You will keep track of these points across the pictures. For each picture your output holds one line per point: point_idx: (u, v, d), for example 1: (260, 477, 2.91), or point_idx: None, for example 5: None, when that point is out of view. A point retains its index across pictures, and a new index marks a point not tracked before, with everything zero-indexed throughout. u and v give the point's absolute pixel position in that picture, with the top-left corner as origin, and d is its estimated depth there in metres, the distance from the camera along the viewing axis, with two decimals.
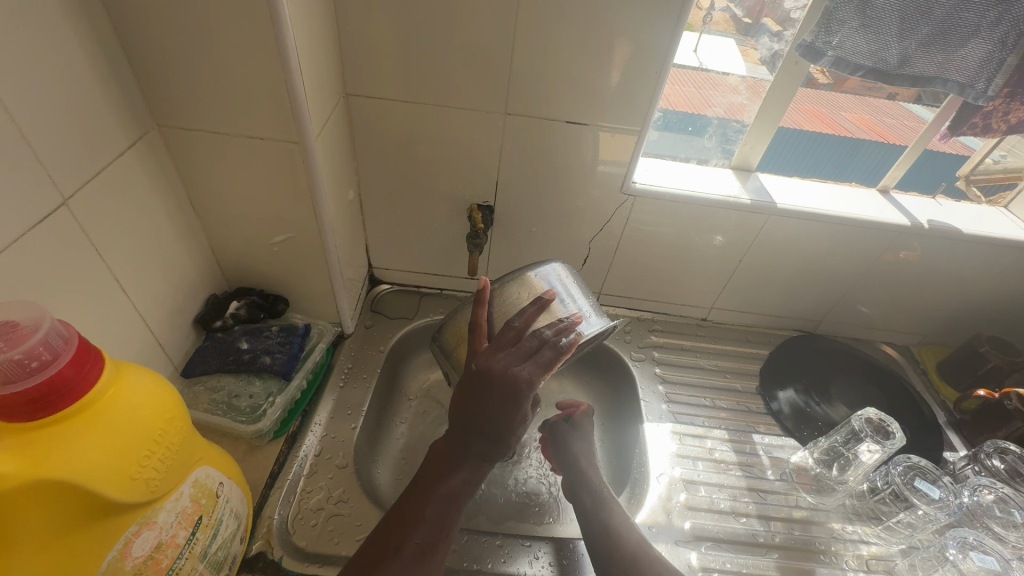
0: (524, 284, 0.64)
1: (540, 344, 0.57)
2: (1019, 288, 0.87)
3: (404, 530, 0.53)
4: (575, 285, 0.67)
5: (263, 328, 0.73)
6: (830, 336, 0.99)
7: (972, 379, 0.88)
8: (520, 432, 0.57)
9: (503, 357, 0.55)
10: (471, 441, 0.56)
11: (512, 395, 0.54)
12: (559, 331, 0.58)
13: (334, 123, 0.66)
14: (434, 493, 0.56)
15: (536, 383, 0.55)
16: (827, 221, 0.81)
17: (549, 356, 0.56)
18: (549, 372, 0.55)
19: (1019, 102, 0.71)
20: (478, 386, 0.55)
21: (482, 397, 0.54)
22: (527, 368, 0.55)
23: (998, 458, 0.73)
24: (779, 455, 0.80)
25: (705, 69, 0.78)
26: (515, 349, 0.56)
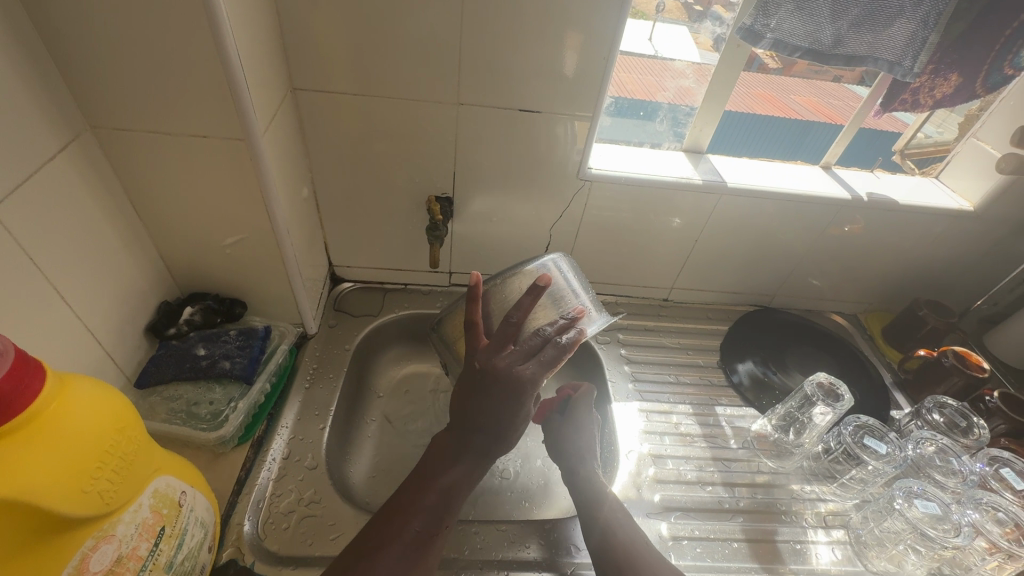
0: (522, 279, 0.69)
1: (543, 341, 0.56)
2: (952, 253, 0.93)
3: (403, 518, 0.53)
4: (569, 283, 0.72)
5: (220, 332, 0.71)
6: (784, 309, 1.04)
7: (913, 341, 0.94)
8: (521, 425, 0.58)
9: (507, 357, 0.55)
10: (473, 437, 0.57)
11: (517, 394, 0.54)
12: (562, 328, 0.57)
13: (282, 118, 0.65)
14: (434, 485, 0.56)
15: (540, 381, 0.54)
16: (776, 197, 0.84)
17: (553, 354, 0.55)
18: (553, 370, 0.55)
19: (943, 77, 0.75)
20: (483, 386, 0.55)
21: (488, 396, 0.54)
22: (531, 366, 0.54)
23: (938, 413, 0.78)
24: (741, 424, 0.83)
25: (662, 57, 0.81)
26: (519, 348, 0.55)
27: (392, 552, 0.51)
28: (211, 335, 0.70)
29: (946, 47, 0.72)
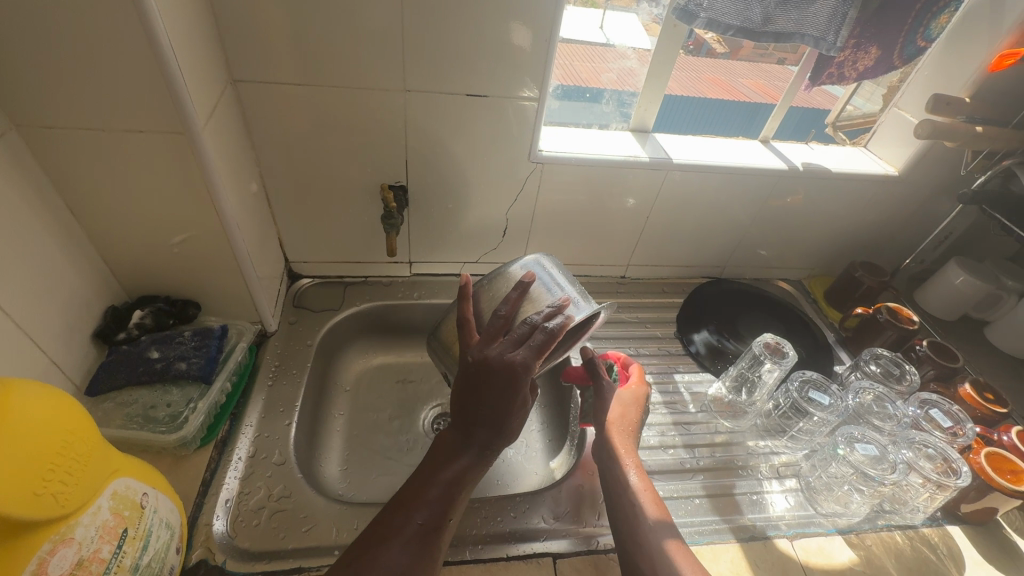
0: (508, 277, 0.70)
1: (531, 330, 0.59)
2: (882, 217, 0.99)
3: (405, 514, 0.54)
4: (562, 275, 0.71)
5: (174, 334, 0.69)
6: (734, 279, 1.09)
7: (852, 301, 1.00)
8: (521, 415, 0.60)
9: (498, 347, 0.58)
10: (475, 429, 0.58)
11: (510, 380, 0.56)
12: (549, 316, 0.60)
13: (223, 111, 0.63)
14: (438, 479, 0.58)
15: (532, 367, 0.57)
16: (719, 171, 0.88)
17: (542, 339, 0.58)
18: (543, 355, 0.58)
19: (864, 51, 0.80)
20: (477, 378, 0.57)
21: (482, 386, 0.57)
22: (520, 353, 0.57)
23: (875, 363, 0.84)
24: (699, 389, 0.87)
25: (612, 45, 0.83)
26: (508, 338, 0.59)
27: (396, 545, 0.51)
28: (164, 338, 0.68)
29: (865, 22, 0.77)
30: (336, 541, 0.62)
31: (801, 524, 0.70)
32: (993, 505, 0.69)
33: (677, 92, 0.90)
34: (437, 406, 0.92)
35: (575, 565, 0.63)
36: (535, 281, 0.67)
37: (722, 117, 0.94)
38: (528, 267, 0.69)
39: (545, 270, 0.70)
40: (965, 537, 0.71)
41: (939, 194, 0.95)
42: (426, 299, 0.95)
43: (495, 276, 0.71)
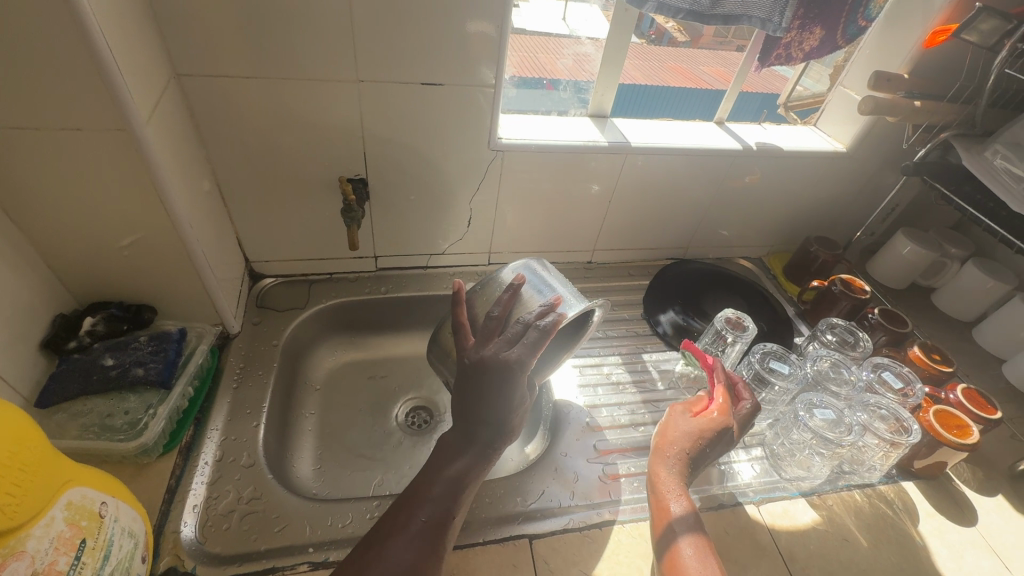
0: (500, 280, 0.74)
1: (524, 328, 0.63)
2: (834, 193, 1.03)
3: (409, 510, 0.56)
4: (552, 275, 0.74)
5: (129, 340, 0.67)
6: (697, 260, 1.11)
7: (808, 275, 1.04)
8: (521, 411, 0.63)
9: (493, 346, 0.62)
10: (476, 428, 0.61)
11: (507, 377, 0.60)
12: (541, 315, 0.64)
13: (167, 107, 0.61)
14: (441, 476, 0.59)
15: (527, 363, 0.60)
16: (677, 153, 0.89)
17: (536, 336, 0.61)
18: (537, 351, 0.61)
19: (809, 31, 0.82)
20: (474, 377, 0.60)
21: (481, 385, 0.60)
22: (515, 350, 0.61)
23: (830, 333, 0.87)
24: (666, 367, 0.90)
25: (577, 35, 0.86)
26: (502, 337, 0.62)
27: (400, 541, 0.53)
28: (118, 344, 0.66)
29: (808, 3, 0.79)
30: (310, 538, 0.61)
31: (766, 489, 0.73)
32: (943, 459, 0.73)
33: (641, 80, 0.92)
34: (410, 400, 0.92)
35: (552, 544, 0.64)
36: (525, 284, 0.71)
37: (690, 103, 0.97)
38: (520, 271, 0.73)
39: (536, 272, 0.74)
40: (918, 491, 0.75)
41: (885, 168, 0.99)
42: (394, 293, 0.94)
43: (487, 281, 0.75)
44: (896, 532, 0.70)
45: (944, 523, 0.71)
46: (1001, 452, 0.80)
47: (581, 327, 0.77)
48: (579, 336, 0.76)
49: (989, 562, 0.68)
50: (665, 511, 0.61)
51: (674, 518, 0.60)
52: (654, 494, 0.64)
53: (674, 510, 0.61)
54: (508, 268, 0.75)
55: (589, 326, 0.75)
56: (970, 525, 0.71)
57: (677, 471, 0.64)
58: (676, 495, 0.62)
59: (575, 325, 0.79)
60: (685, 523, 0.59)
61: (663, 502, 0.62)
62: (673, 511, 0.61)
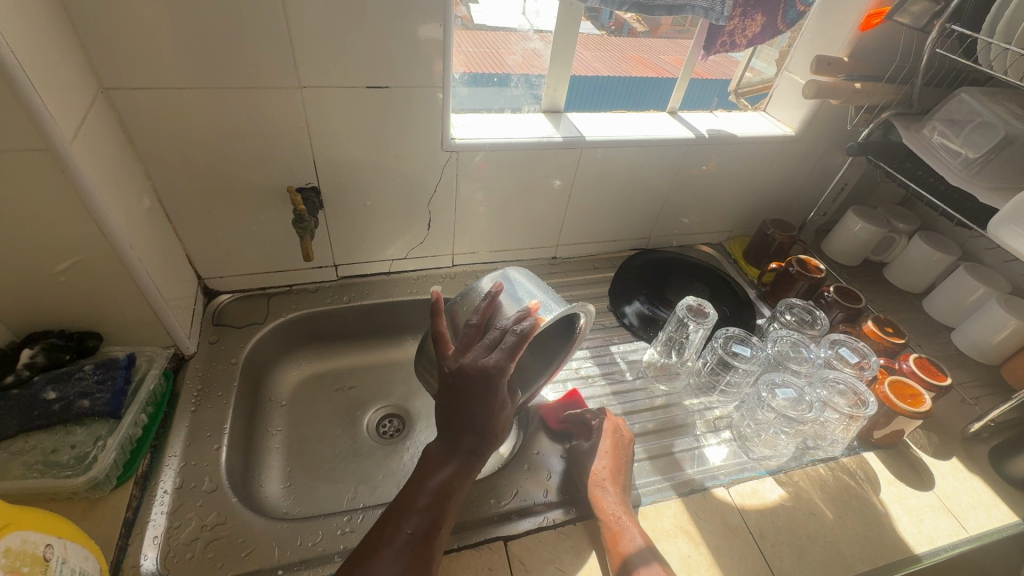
0: (477, 293, 0.74)
1: (502, 334, 0.61)
2: (787, 175, 1.05)
3: (396, 522, 0.55)
4: (533, 284, 0.74)
5: (73, 369, 0.63)
6: (660, 249, 1.13)
7: (767, 257, 1.06)
8: (503, 418, 0.61)
9: (472, 354, 0.59)
10: (462, 437, 0.60)
11: (486, 384, 0.57)
12: (519, 319, 0.62)
13: (94, 122, 0.58)
14: (426, 487, 0.58)
15: (506, 369, 0.58)
16: (631, 145, 0.90)
17: (514, 341, 0.59)
18: (516, 357, 0.59)
19: (751, 18, 0.84)
20: (456, 387, 0.58)
21: (462, 393, 0.58)
22: (494, 356, 0.58)
23: (790, 313, 0.89)
24: (633, 357, 0.90)
25: (537, 29, 0.84)
26: (481, 344, 0.60)
27: (389, 554, 0.52)
28: (61, 375, 0.61)
29: None
30: (279, 560, 0.59)
31: (736, 471, 0.74)
32: (899, 428, 0.76)
33: (603, 73, 0.94)
34: (381, 409, 0.90)
35: (527, 544, 0.64)
36: (503, 292, 0.72)
37: (646, 91, 0.98)
38: (498, 281, 0.73)
39: (515, 281, 0.74)
40: (878, 460, 0.77)
41: (833, 149, 1.02)
42: (356, 301, 0.93)
43: (466, 292, 0.75)
44: (859, 502, 0.72)
45: (903, 489, 0.74)
46: (952, 416, 0.84)
47: (569, 336, 0.78)
48: (570, 343, 0.77)
49: (946, 523, 0.70)
50: (621, 542, 0.61)
51: (630, 547, 0.60)
52: (606, 523, 0.63)
53: (630, 540, 0.61)
54: (486, 279, 0.76)
55: (576, 330, 0.77)
56: (927, 489, 0.74)
57: (617, 494, 0.66)
58: (623, 518, 0.63)
59: (565, 334, 0.79)
60: (642, 551, 0.59)
61: (617, 533, 0.62)
62: (627, 539, 0.61)
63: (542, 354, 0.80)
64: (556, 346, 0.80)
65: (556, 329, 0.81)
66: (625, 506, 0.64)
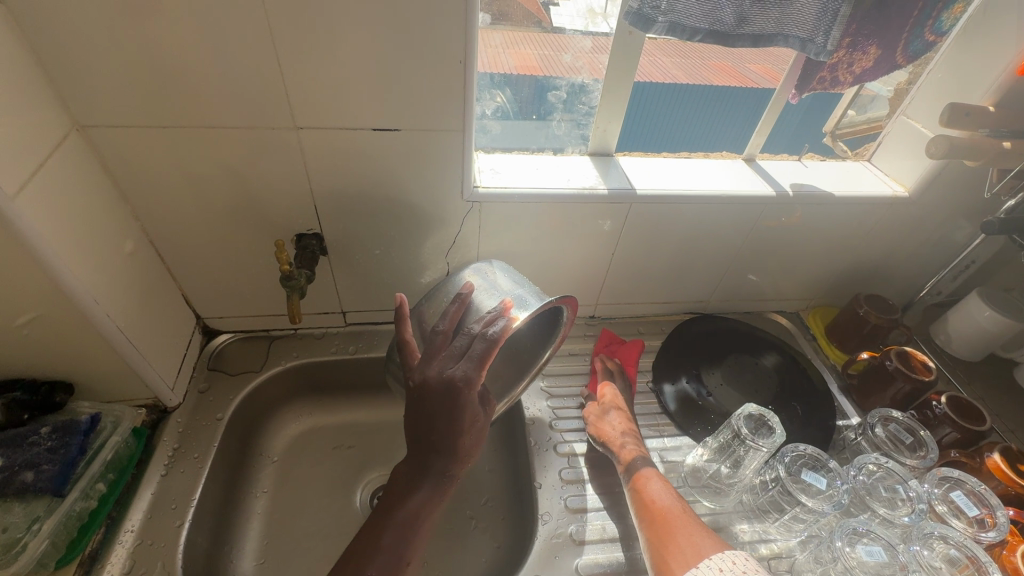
0: (448, 288, 0.66)
1: (471, 339, 0.54)
2: (891, 242, 0.85)
3: (357, 563, 0.49)
4: (506, 276, 0.66)
5: (28, 433, 0.57)
6: (720, 314, 0.96)
7: (855, 340, 0.86)
8: (474, 434, 0.55)
9: (437, 364, 0.53)
10: (430, 457, 0.54)
11: (453, 399, 0.51)
12: (488, 322, 0.55)
13: (57, 166, 0.51)
14: (393, 520, 0.52)
15: (475, 380, 0.52)
16: (692, 202, 0.74)
17: (481, 348, 0.53)
18: (486, 366, 0.53)
19: (861, 51, 0.66)
20: (421, 402, 0.53)
21: (428, 410, 0.52)
22: (460, 366, 0.52)
23: (882, 427, 0.71)
24: (674, 458, 0.75)
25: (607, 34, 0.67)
26: (448, 352, 0.54)
27: None
28: (14, 439, 0.56)
29: (861, 18, 0.63)
30: None
31: None
32: None
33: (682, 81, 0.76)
34: (379, 478, 0.80)
35: None
36: (475, 290, 0.63)
37: (719, 130, 0.81)
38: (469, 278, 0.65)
39: (489, 276, 0.66)
40: None
41: (958, 216, 0.81)
42: (363, 353, 0.83)
43: (434, 291, 0.67)
44: None
45: None
46: None
47: (548, 338, 0.69)
48: (552, 336, 0.68)
49: None
50: (642, 482, 0.65)
51: (649, 482, 0.65)
52: (626, 465, 0.68)
53: (649, 480, 0.65)
54: (456, 274, 0.67)
55: (560, 324, 0.66)
56: None
57: (635, 441, 0.71)
58: (641, 460, 0.68)
59: (548, 330, 0.70)
60: (660, 487, 0.64)
61: (638, 472, 0.67)
62: (644, 480, 0.65)
63: (521, 361, 0.73)
64: (532, 350, 0.72)
65: (540, 321, 0.72)
66: (640, 453, 0.69)
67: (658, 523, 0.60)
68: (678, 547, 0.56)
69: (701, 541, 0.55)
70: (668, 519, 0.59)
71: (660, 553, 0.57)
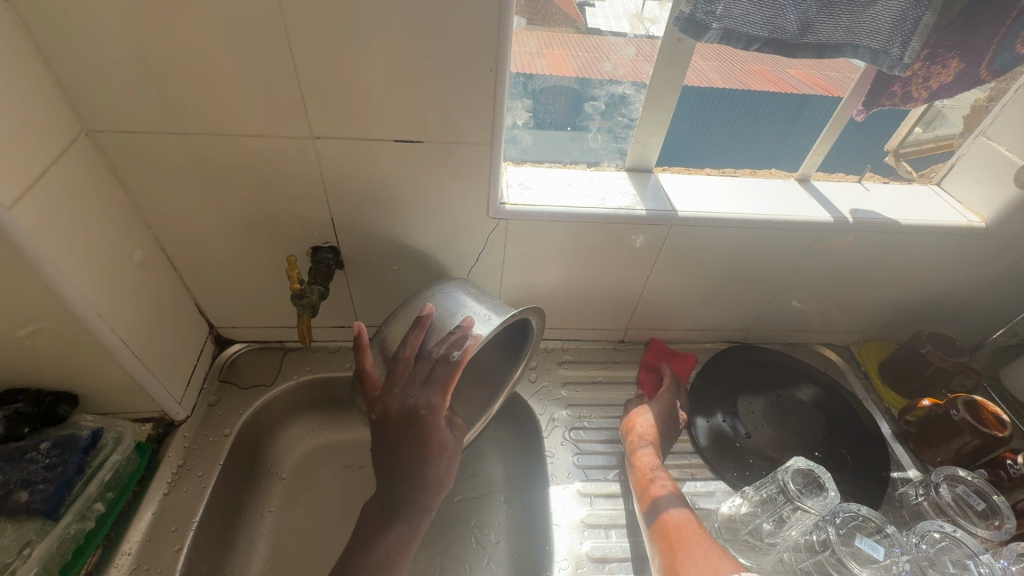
0: (410, 309, 0.61)
1: (435, 364, 0.54)
2: (959, 275, 0.77)
3: None
4: (470, 293, 0.62)
5: (27, 448, 0.55)
6: (761, 344, 0.88)
7: (912, 383, 0.78)
8: (443, 461, 0.54)
9: (403, 393, 0.52)
10: (401, 492, 0.52)
11: (421, 426, 0.51)
12: (451, 344, 0.54)
13: (62, 174, 0.49)
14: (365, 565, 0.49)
15: (440, 406, 0.52)
16: (740, 226, 0.68)
17: (445, 372, 0.52)
18: (450, 390, 0.53)
19: (940, 65, 0.58)
20: (387, 433, 0.52)
21: (398, 441, 0.52)
22: (426, 393, 0.52)
23: (947, 489, 0.63)
24: (706, 506, 0.69)
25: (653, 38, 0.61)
26: (412, 379, 0.53)
27: None
28: (12, 454, 0.54)
29: (942, 29, 0.56)
30: None
31: None
32: None
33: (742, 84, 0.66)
34: None
35: None
36: (438, 308, 0.59)
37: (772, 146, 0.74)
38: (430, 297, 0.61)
39: (452, 295, 0.61)
40: None
41: None
42: None
43: (395, 312, 0.62)
44: None
45: None
46: None
47: (519, 352, 0.67)
48: (522, 350, 0.66)
49: None
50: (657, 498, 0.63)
51: (661, 490, 0.64)
52: (639, 471, 0.67)
53: (661, 488, 0.64)
54: (421, 295, 0.63)
55: (530, 336, 0.65)
56: None
57: (653, 445, 0.69)
58: (654, 466, 0.67)
59: (517, 343, 0.68)
60: (672, 495, 0.63)
61: (650, 480, 0.65)
62: (659, 484, 0.65)
63: (489, 378, 0.70)
64: (502, 366, 0.69)
65: (510, 333, 0.70)
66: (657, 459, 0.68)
67: (670, 538, 0.59)
68: (691, 560, 0.55)
69: (715, 560, 0.54)
70: (681, 535, 0.58)
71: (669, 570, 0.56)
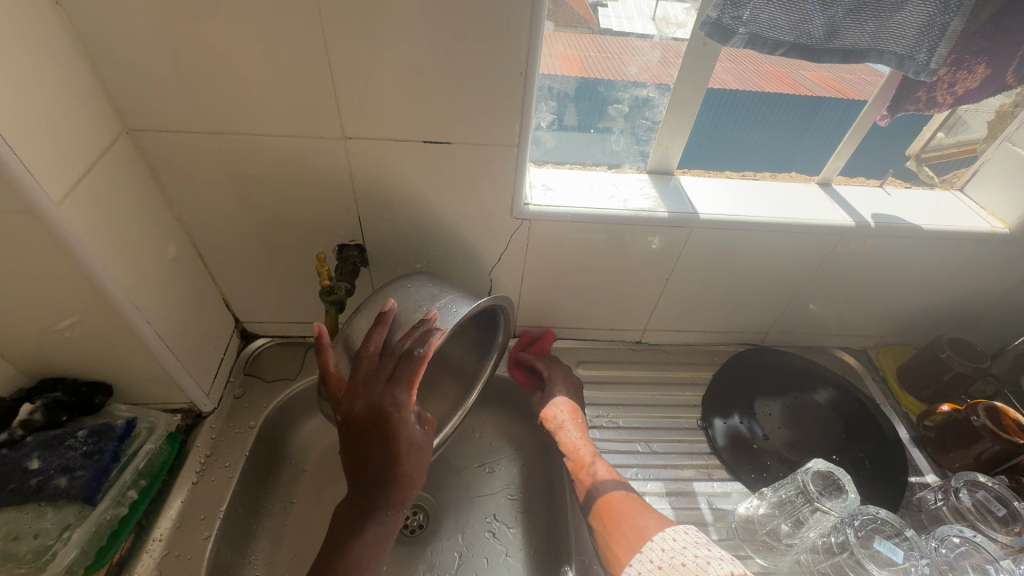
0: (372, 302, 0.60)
1: (401, 360, 0.53)
2: (981, 280, 0.77)
3: None
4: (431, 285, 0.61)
5: (66, 435, 0.57)
6: (778, 347, 0.89)
7: (930, 388, 0.78)
8: (413, 457, 0.54)
9: (368, 392, 0.51)
10: (372, 491, 0.52)
11: (388, 424, 0.51)
12: (416, 339, 0.53)
13: (104, 171, 0.51)
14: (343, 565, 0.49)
15: (406, 402, 0.52)
16: (762, 229, 0.68)
17: (410, 369, 0.52)
18: (416, 385, 0.52)
19: (966, 70, 0.58)
20: (354, 434, 0.51)
21: (366, 440, 0.51)
22: (392, 390, 0.51)
23: (967, 494, 0.63)
24: (723, 506, 0.69)
25: (678, 41, 0.62)
26: (377, 377, 0.52)
27: None
28: (52, 441, 0.56)
29: (970, 35, 0.56)
30: None
31: None
32: None
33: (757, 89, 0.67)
34: None
35: None
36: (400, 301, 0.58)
37: (793, 149, 0.74)
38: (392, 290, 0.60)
39: (416, 288, 0.60)
40: None
41: None
42: None
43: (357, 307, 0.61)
44: None
45: None
46: None
47: (490, 340, 0.70)
48: (494, 339, 0.69)
49: None
50: (590, 483, 0.66)
51: (593, 471, 0.67)
52: (570, 456, 0.69)
53: (595, 471, 0.67)
54: (383, 287, 0.61)
55: (501, 326, 0.68)
56: None
57: (582, 430, 0.72)
58: (586, 449, 0.69)
59: (488, 335, 0.71)
60: (603, 472, 0.66)
61: (582, 464, 0.68)
62: (593, 468, 0.67)
63: (462, 371, 0.71)
64: (475, 357, 0.71)
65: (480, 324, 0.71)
66: (587, 441, 0.70)
67: (603, 515, 0.62)
68: (622, 534, 0.59)
69: (644, 528, 0.59)
70: (612, 507, 0.62)
71: (606, 546, 0.59)
